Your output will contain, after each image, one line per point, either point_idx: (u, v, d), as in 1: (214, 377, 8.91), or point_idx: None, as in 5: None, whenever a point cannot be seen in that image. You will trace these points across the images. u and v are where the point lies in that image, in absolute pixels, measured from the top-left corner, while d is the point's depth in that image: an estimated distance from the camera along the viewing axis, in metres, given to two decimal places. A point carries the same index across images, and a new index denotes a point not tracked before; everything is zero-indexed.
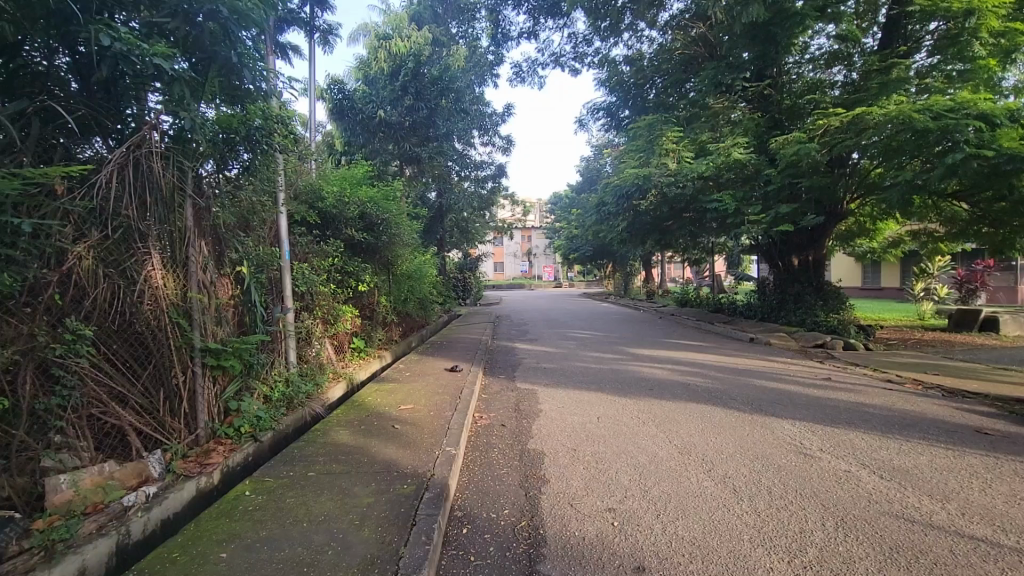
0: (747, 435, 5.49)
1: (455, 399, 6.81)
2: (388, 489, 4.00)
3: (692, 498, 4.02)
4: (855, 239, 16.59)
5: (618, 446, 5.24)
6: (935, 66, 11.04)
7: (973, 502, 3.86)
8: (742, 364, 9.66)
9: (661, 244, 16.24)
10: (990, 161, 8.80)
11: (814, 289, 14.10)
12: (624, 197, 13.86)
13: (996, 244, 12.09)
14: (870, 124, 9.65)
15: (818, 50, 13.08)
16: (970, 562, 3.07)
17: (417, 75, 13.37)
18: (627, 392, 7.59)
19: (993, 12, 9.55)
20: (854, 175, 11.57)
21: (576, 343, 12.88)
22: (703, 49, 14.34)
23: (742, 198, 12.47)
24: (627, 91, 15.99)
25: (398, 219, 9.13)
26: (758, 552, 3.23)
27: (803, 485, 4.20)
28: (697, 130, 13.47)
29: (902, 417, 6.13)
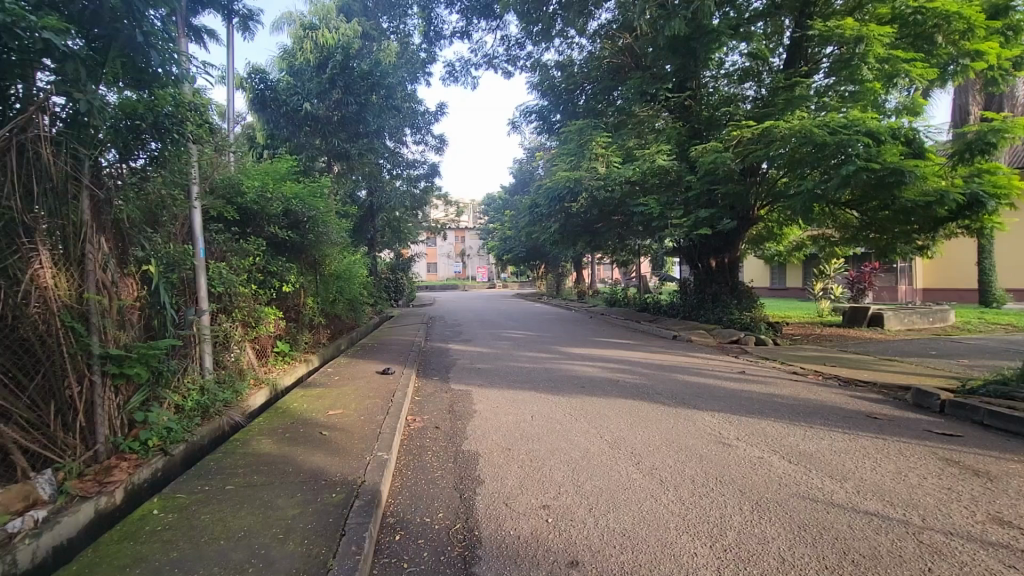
0: (671, 428, 5.78)
1: (387, 403, 6.63)
2: (315, 499, 3.81)
3: (622, 490, 4.17)
4: (764, 243, 17.94)
5: (552, 444, 5.34)
6: (832, 86, 12.14)
7: (867, 480, 4.29)
8: (666, 361, 10.15)
9: (591, 245, 16.71)
10: (877, 173, 9.84)
11: (730, 289, 15.08)
12: (557, 199, 14.14)
13: (881, 248, 13.51)
14: (777, 137, 10.47)
15: (731, 66, 14.08)
16: (866, 536, 3.41)
17: (347, 69, 12.81)
18: (559, 390, 7.74)
19: (878, 39, 10.66)
20: (764, 183, 12.52)
21: (509, 343, 12.98)
22: (630, 59, 15.00)
23: (666, 203, 13.12)
24: (558, 95, 16.38)
25: (326, 217, 8.75)
26: (683, 539, 3.40)
27: (723, 473, 4.47)
28: (624, 137, 14.03)
29: (806, 406, 6.72)
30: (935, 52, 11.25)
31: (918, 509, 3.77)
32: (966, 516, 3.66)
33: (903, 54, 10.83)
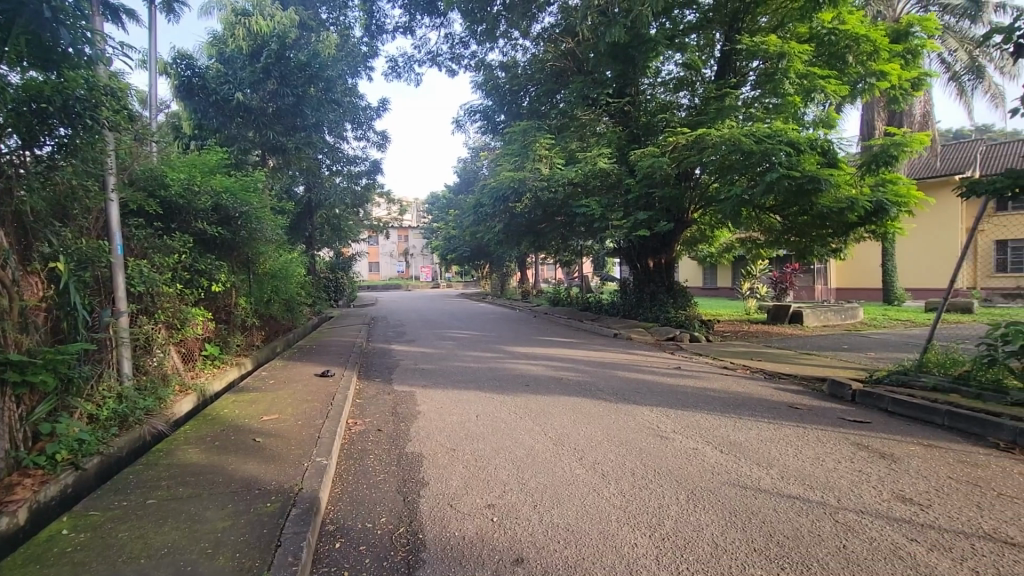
0: (612, 423, 5.95)
1: (326, 406, 6.41)
2: (247, 510, 3.62)
3: (566, 486, 4.25)
4: (697, 244, 18.85)
5: (497, 443, 5.35)
6: (757, 97, 12.83)
7: (789, 466, 4.62)
8: (607, 358, 10.44)
9: (535, 245, 16.91)
10: (798, 180, 10.57)
11: (666, 289, 15.74)
12: (501, 199, 14.23)
13: (801, 250, 14.53)
14: (710, 144, 11.01)
15: (668, 75, 14.50)
16: (789, 518, 3.66)
17: (282, 58, 12.18)
18: (504, 389, 7.78)
19: (798, 56, 11.53)
20: (697, 188, 13.15)
21: (454, 343, 12.91)
22: (572, 63, 15.32)
23: (607, 205, 13.49)
24: (502, 96, 16.48)
25: (260, 213, 8.32)
26: (623, 531, 3.52)
27: (661, 465, 4.66)
28: (567, 139, 14.26)
29: (736, 398, 7.13)
30: (847, 71, 12.12)
31: (834, 491, 4.09)
32: (875, 495, 4.01)
33: (819, 71, 11.69)
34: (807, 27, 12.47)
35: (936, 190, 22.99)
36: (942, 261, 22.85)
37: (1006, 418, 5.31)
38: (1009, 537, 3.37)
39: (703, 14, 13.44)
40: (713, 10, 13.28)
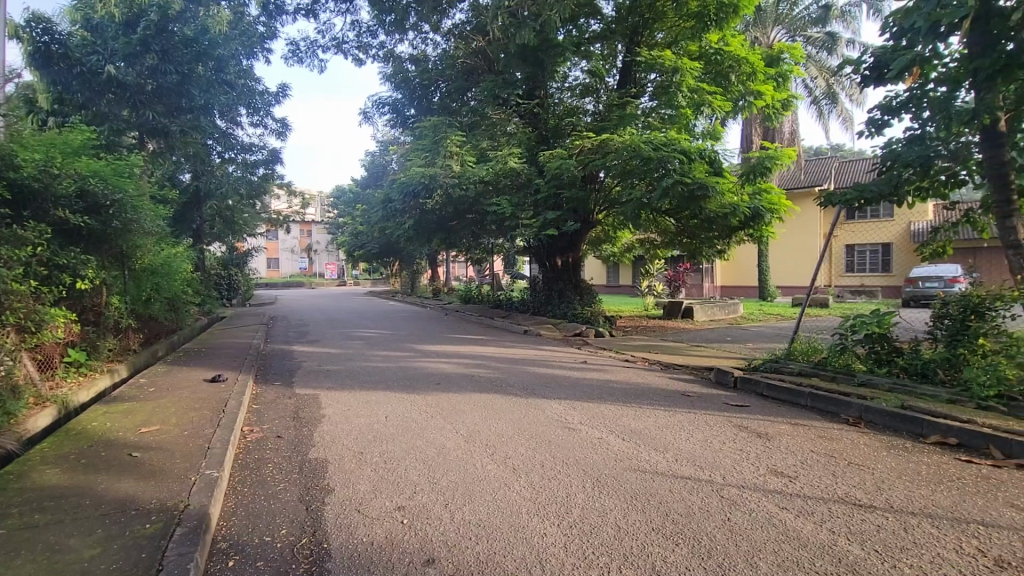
0: (523, 418, 6.09)
1: (217, 414, 5.91)
2: (121, 533, 3.25)
3: (477, 482, 4.30)
4: (602, 244, 19.83)
5: (407, 443, 5.26)
6: (655, 108, 13.60)
7: (682, 449, 5.03)
8: (517, 354, 10.65)
9: (446, 243, 16.81)
10: (689, 186, 11.46)
11: (573, 286, 16.38)
12: (411, 194, 13.95)
13: (692, 251, 15.79)
14: (612, 149, 11.65)
15: (574, 80, 15.04)
16: (682, 497, 3.99)
17: (164, 32, 10.76)
18: (415, 388, 7.67)
19: (689, 72, 12.49)
20: (602, 190, 13.81)
21: (361, 342, 12.48)
22: (483, 62, 15.40)
23: (517, 204, 13.73)
24: (412, 89, 16.21)
25: (137, 201, 7.44)
26: (533, 522, 3.62)
27: (569, 456, 4.86)
28: (477, 137, 14.28)
29: (636, 388, 7.63)
30: (730, 88, 13.18)
31: (719, 469, 4.52)
32: (754, 471, 4.49)
33: (707, 87, 12.69)
34: (697, 46, 13.44)
35: (800, 199, 26.14)
36: (805, 262, 26.06)
37: (854, 397, 6.19)
38: (856, 499, 3.94)
39: (607, 24, 14.27)
40: (614, 22, 14.16)
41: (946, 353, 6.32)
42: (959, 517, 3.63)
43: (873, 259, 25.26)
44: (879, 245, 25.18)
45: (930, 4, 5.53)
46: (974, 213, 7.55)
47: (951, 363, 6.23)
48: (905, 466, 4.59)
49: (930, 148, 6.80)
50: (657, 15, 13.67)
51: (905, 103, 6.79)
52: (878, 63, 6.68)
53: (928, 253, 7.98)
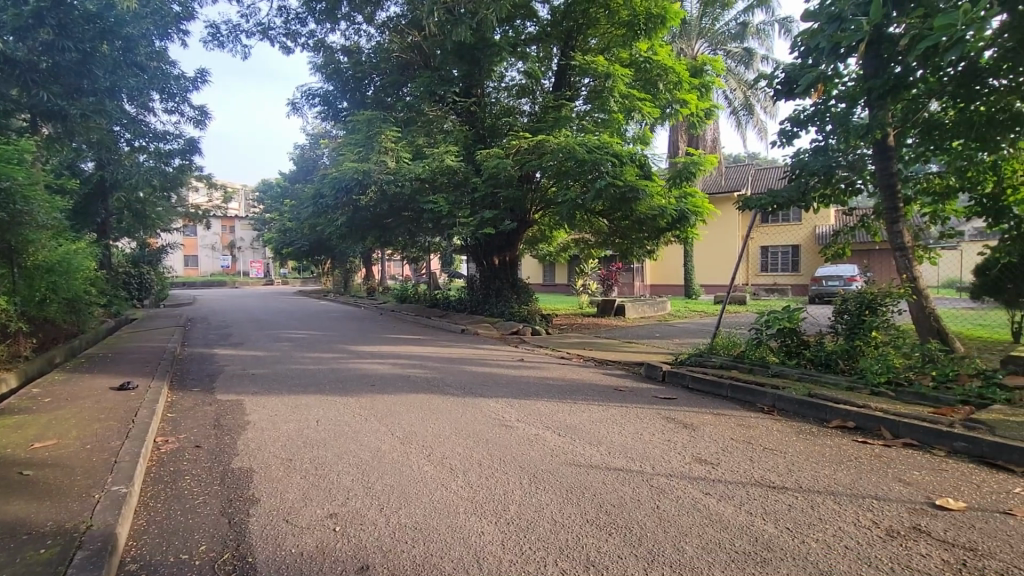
0: (460, 417, 6.07)
1: (126, 424, 5.44)
2: (10, 562, 2.92)
3: (414, 483, 4.25)
4: (538, 244, 20.14)
5: (339, 447, 5.11)
6: (588, 111, 13.87)
7: (614, 442, 5.22)
8: (454, 353, 10.59)
9: (381, 240, 16.40)
10: (621, 188, 11.90)
11: (510, 285, 16.52)
12: (344, 190, 13.49)
13: (624, 251, 16.37)
14: (548, 150, 11.87)
15: (510, 81, 15.14)
16: (615, 489, 4.13)
17: (61, 4, 8.95)
18: (347, 390, 7.45)
19: (620, 78, 12.97)
20: (538, 191, 14.00)
21: (290, 344, 11.90)
22: (418, 57, 15.14)
23: (454, 202, 13.64)
24: (344, 82, 15.78)
25: (29, 191, 6.71)
26: (471, 521, 3.63)
27: (505, 454, 4.90)
28: (413, 134, 14.03)
29: (571, 385, 7.82)
30: (658, 96, 13.76)
31: (648, 460, 4.74)
32: (680, 459, 4.75)
33: (638, 93, 13.17)
34: (627, 53, 13.94)
35: (721, 203, 27.82)
36: (725, 262, 27.79)
37: (768, 387, 6.70)
38: (771, 481, 4.27)
39: (542, 27, 14.52)
40: (550, 25, 14.44)
41: (845, 345, 6.98)
42: (857, 494, 4.03)
43: (784, 260, 27.37)
44: (789, 247, 27.31)
45: (832, 27, 6.04)
46: (867, 218, 8.40)
47: (849, 353, 6.89)
48: (811, 449, 5.03)
49: (832, 159, 7.44)
50: (590, 21, 14.05)
51: (812, 117, 7.43)
52: (788, 78, 7.25)
53: (831, 254, 8.75)
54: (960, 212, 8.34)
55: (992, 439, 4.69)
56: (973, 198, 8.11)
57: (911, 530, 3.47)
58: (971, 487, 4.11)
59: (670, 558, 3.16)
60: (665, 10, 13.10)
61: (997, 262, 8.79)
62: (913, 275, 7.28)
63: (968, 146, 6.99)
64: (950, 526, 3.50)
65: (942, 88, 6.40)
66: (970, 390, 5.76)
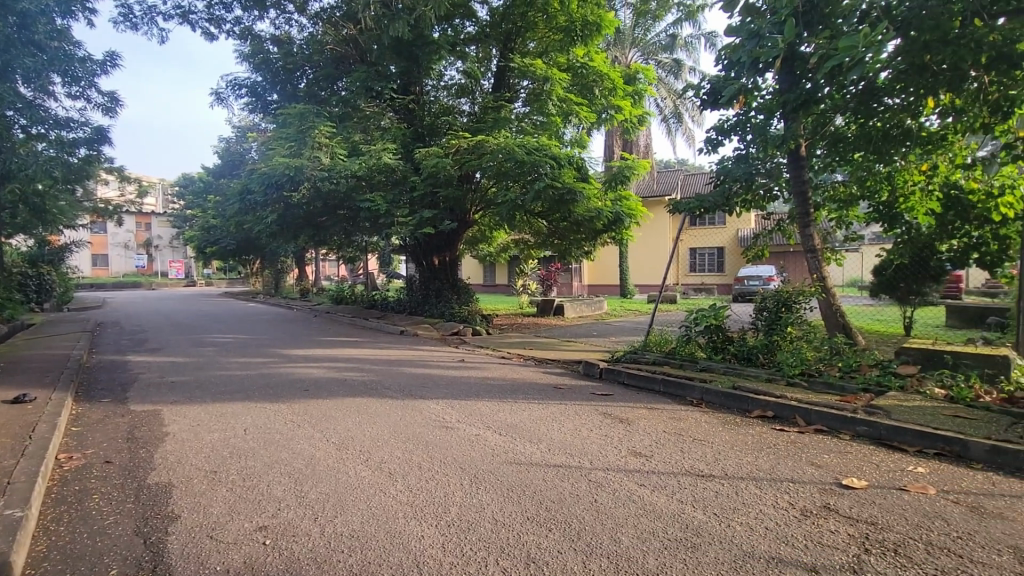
0: (398, 420, 5.96)
1: (21, 441, 4.91)
2: None
3: (351, 490, 4.13)
4: (478, 244, 20.15)
5: (270, 456, 4.88)
6: (526, 114, 14.03)
7: (554, 440, 5.32)
8: (393, 355, 10.38)
9: (314, 239, 15.79)
10: (559, 190, 12.13)
11: (450, 285, 16.40)
12: (273, 186, 12.87)
13: (562, 252, 16.68)
14: (488, 150, 11.93)
15: (450, 80, 15.04)
16: (556, 485, 4.22)
17: None
18: (279, 396, 7.12)
19: (559, 82, 13.20)
20: (477, 191, 14.00)
21: (215, 349, 11.20)
22: (354, 51, 14.73)
23: (392, 201, 13.36)
24: (274, 73, 15.12)
25: None
26: (412, 526, 3.58)
27: (446, 455, 4.87)
28: (349, 129, 13.64)
29: (512, 384, 7.88)
30: (594, 101, 14.09)
31: (586, 455, 4.87)
32: (616, 453, 4.92)
33: (574, 98, 13.45)
34: (565, 58, 14.22)
35: (653, 207, 29.03)
36: (657, 262, 29.02)
37: (696, 381, 7.07)
38: (700, 470, 4.51)
39: (481, 27, 14.51)
40: (489, 26, 14.47)
41: (764, 340, 7.49)
42: (775, 477, 4.34)
43: (711, 260, 28.97)
44: (715, 248, 28.94)
45: (752, 43, 6.38)
46: (783, 223, 9.07)
47: (768, 348, 7.40)
48: (735, 438, 5.36)
49: (752, 167, 7.96)
50: (529, 24, 14.16)
51: (734, 126, 7.92)
52: (713, 89, 7.68)
53: (752, 255, 9.34)
54: (861, 218, 9.26)
55: (888, 422, 5.20)
56: (871, 205, 9.00)
57: (822, 509, 3.78)
58: (871, 467, 4.54)
59: (607, 550, 3.26)
60: (600, 18, 13.39)
61: (892, 263, 9.76)
62: (822, 275, 7.95)
63: (867, 158, 7.70)
64: (855, 503, 3.85)
65: (845, 104, 6.98)
66: (869, 379, 6.36)
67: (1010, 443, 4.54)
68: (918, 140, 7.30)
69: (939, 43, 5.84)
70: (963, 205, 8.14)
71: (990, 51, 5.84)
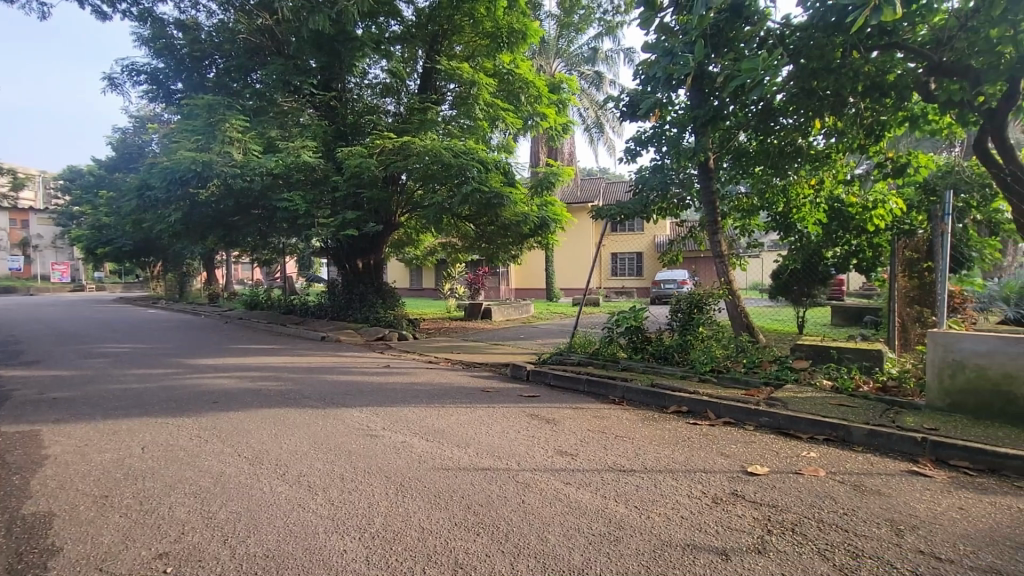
0: (320, 430, 5.70)
1: None
2: None
3: (266, 507, 3.89)
4: (404, 247, 19.77)
5: (173, 476, 4.49)
6: (453, 117, 13.97)
7: (483, 443, 5.32)
8: (314, 363, 9.91)
9: (225, 240, 14.76)
10: (486, 195, 12.15)
11: (375, 289, 15.92)
12: (177, 182, 11.87)
13: (490, 256, 16.73)
14: (414, 152, 11.77)
15: (374, 78, 14.64)
16: (484, 489, 4.22)
17: None
18: (184, 409, 6.57)
19: (485, 87, 13.31)
20: (403, 193, 13.72)
21: (107, 360, 10.11)
22: (270, 42, 14.00)
23: (312, 201, 12.78)
24: (179, 60, 14.06)
25: None
26: (333, 540, 3.44)
27: (370, 464, 4.72)
28: (264, 124, 12.91)
29: (439, 389, 7.78)
30: (520, 108, 14.24)
31: (513, 456, 4.92)
32: (544, 453, 5.01)
33: (501, 104, 13.59)
34: (491, 64, 14.32)
35: (577, 213, 29.95)
36: (581, 266, 29.95)
37: (618, 380, 7.37)
38: (622, 465, 4.71)
39: (407, 28, 14.26)
40: (414, 27, 14.21)
41: (679, 339, 7.96)
42: (690, 469, 4.63)
43: (631, 265, 30.34)
44: (634, 253, 30.35)
45: (666, 59, 6.79)
46: (695, 230, 9.71)
47: (682, 347, 7.87)
48: (653, 433, 5.65)
49: (667, 176, 8.46)
50: (455, 27, 14.13)
51: (651, 138, 8.38)
52: (632, 101, 8.05)
53: (669, 259, 9.89)
54: (761, 226, 10.12)
55: (786, 412, 5.71)
56: (770, 216, 9.86)
57: (731, 496, 4.08)
58: (772, 454, 4.96)
59: (534, 549, 3.32)
60: (526, 27, 13.58)
61: (787, 268, 10.70)
62: (728, 279, 8.59)
63: (766, 171, 8.42)
64: (758, 488, 4.19)
65: (748, 122, 7.58)
66: (770, 373, 6.95)
67: (884, 426, 5.14)
68: (807, 158, 8.07)
69: (824, 70, 6.56)
70: (844, 217, 9.06)
71: (865, 80, 6.74)
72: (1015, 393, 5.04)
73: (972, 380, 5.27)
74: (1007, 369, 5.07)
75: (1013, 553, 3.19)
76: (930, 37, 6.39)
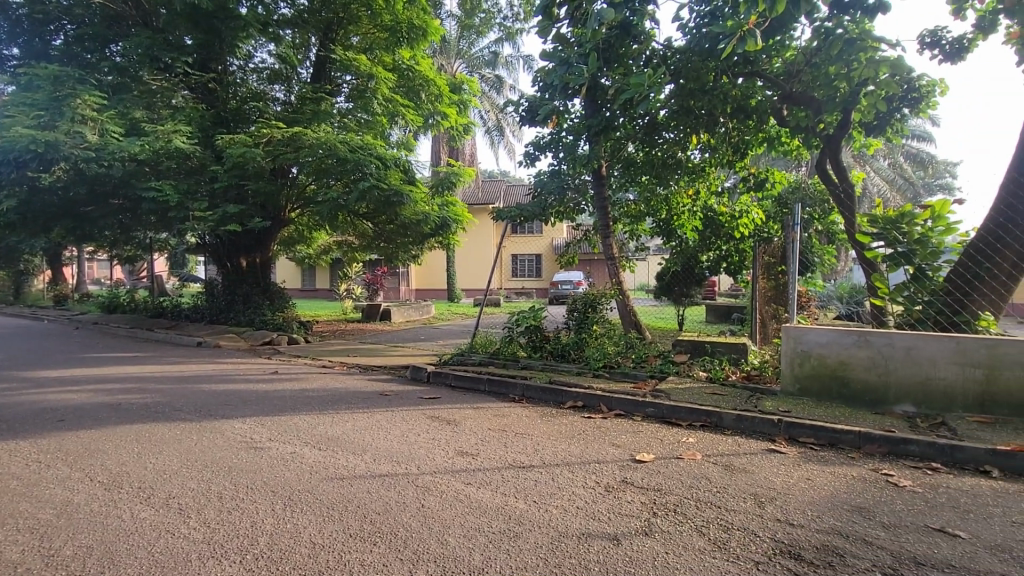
0: (194, 445, 5.16)
1: None
2: None
3: (125, 537, 3.44)
4: (295, 245, 18.55)
5: (2, 510, 3.80)
6: (350, 110, 13.32)
7: (381, 448, 5.15)
8: (188, 371, 8.93)
9: (75, 232, 12.80)
10: (385, 191, 11.74)
11: (262, 290, 14.73)
12: (11, 163, 10.08)
13: (389, 255, 16.25)
14: (306, 144, 11.08)
15: (261, 63, 13.73)
16: (381, 496, 4.08)
17: None
18: (19, 430, 5.59)
19: (383, 81, 13.00)
20: (294, 187, 12.61)
21: None
22: (134, 12, 12.48)
23: (186, 192, 11.54)
24: (14, 21, 11.97)
25: None
26: (209, 567, 3.13)
27: (254, 480, 4.36)
28: (126, 103, 11.43)
29: (332, 395, 7.39)
30: (420, 105, 14.01)
31: (413, 460, 4.83)
32: (444, 455, 4.97)
33: (400, 100, 13.25)
34: (390, 58, 13.85)
35: (478, 214, 30.14)
36: (483, 267, 30.20)
37: (518, 378, 7.52)
38: (521, 462, 4.82)
39: (298, 12, 13.36)
40: (307, 12, 13.35)
41: (575, 337, 8.32)
42: (585, 460, 4.85)
43: (530, 266, 31.22)
44: (533, 255, 31.23)
45: (563, 69, 7.10)
46: (590, 233, 10.19)
47: (578, 344, 8.23)
48: (550, 428, 5.84)
49: (563, 181, 8.82)
50: (352, 17, 13.46)
51: (549, 143, 8.68)
52: (530, 107, 8.26)
53: (566, 261, 10.30)
54: (647, 232, 10.82)
55: (669, 402, 6.21)
56: (655, 221, 10.62)
57: (621, 483, 4.34)
58: (657, 442, 5.37)
59: (433, 553, 3.29)
60: (426, 24, 13.31)
61: (670, 270, 11.62)
62: (618, 280, 9.14)
63: (651, 180, 9.06)
64: (645, 475, 4.51)
65: (635, 133, 8.13)
66: (655, 367, 7.51)
67: (748, 411, 5.77)
68: (685, 170, 8.81)
69: (700, 91, 7.21)
70: (716, 224, 9.98)
71: (732, 103, 7.48)
72: (847, 377, 5.92)
73: (816, 367, 6.10)
74: (841, 357, 5.96)
75: (848, 515, 3.75)
76: (783, 69, 7.36)
